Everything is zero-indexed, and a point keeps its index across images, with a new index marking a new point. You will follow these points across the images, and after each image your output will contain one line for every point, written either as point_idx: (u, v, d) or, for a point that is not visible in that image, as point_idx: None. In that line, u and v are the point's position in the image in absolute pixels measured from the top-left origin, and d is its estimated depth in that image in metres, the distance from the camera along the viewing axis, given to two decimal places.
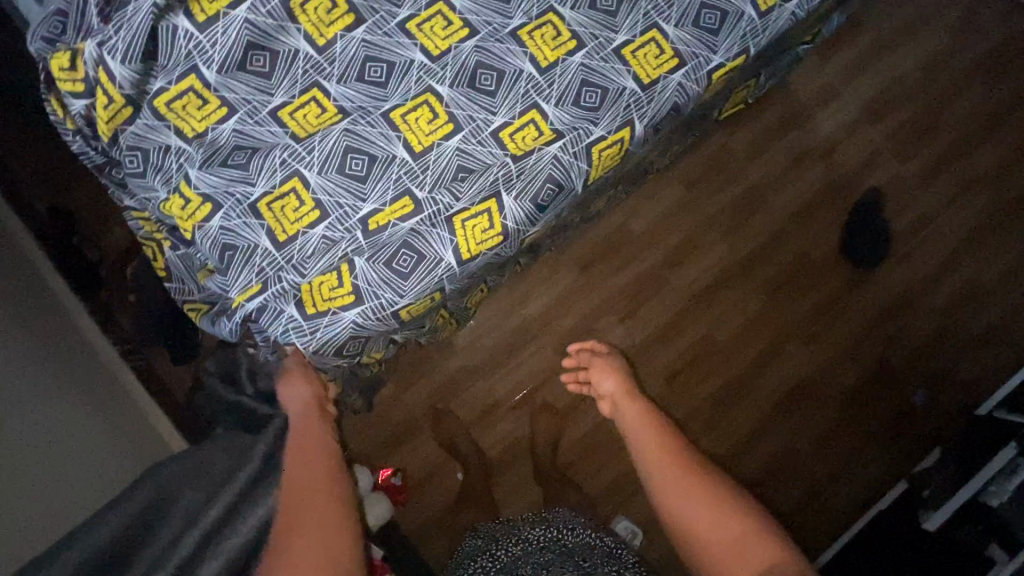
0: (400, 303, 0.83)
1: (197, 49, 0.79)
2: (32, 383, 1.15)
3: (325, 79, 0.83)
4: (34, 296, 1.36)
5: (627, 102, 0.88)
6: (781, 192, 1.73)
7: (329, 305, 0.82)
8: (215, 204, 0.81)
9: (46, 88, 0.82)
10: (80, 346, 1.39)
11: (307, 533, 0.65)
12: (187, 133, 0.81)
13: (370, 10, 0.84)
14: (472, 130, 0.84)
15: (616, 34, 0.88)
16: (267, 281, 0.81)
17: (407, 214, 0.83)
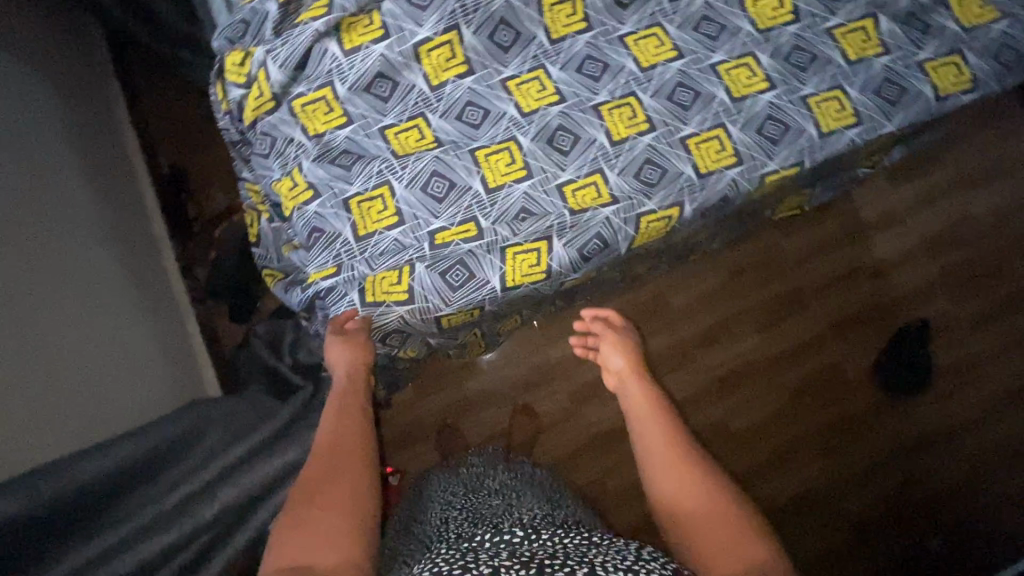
0: (444, 310, 0.94)
1: (338, 69, 0.96)
2: (110, 304, 1.32)
3: (431, 112, 0.99)
4: (134, 234, 1.56)
5: (682, 185, 0.98)
6: (821, 302, 1.76)
7: (386, 298, 0.93)
8: (317, 192, 0.96)
9: (216, 75, 1.01)
10: (161, 286, 1.59)
11: (323, 516, 0.71)
12: (310, 131, 0.98)
13: (481, 65, 0.99)
14: (540, 180, 0.97)
15: (684, 125, 0.99)
16: (342, 265, 0.94)
17: (467, 238, 0.95)
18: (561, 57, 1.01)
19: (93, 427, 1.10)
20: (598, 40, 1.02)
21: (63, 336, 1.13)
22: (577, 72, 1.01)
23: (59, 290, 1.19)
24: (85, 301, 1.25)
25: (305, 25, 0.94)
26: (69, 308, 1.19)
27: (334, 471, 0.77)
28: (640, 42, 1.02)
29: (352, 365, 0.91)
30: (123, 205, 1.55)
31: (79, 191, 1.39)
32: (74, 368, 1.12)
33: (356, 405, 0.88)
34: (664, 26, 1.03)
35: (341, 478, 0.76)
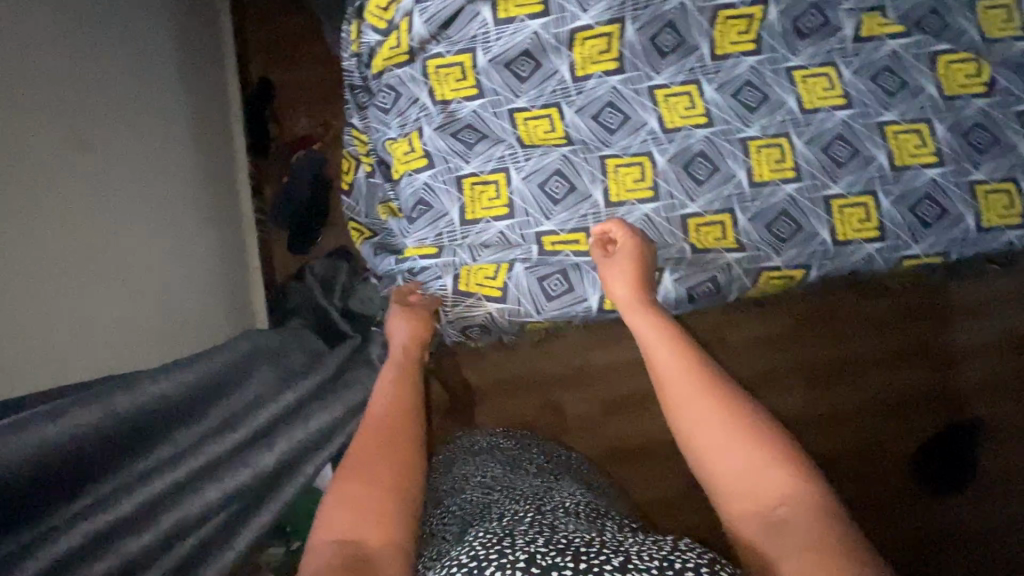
0: (533, 317, 0.90)
1: (483, 36, 0.88)
2: None
3: (567, 104, 0.92)
4: (216, 143, 1.53)
5: (814, 248, 0.91)
6: (894, 373, 1.59)
7: (478, 289, 0.89)
8: (430, 162, 0.91)
9: (353, 12, 0.94)
10: (230, 204, 1.57)
11: (373, 483, 0.68)
12: (437, 95, 0.92)
13: (633, 66, 0.91)
14: (666, 205, 0.90)
15: (832, 183, 0.91)
16: (444, 246, 0.90)
17: (574, 248, 0.90)
18: (719, 77, 0.92)
19: (189, 337, 1.10)
20: (763, 67, 0.93)
21: (165, 238, 1.11)
22: (732, 97, 0.92)
23: (170, 190, 1.15)
24: (185, 204, 1.22)
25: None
26: (174, 209, 1.16)
27: (385, 443, 0.74)
28: (808, 79, 0.93)
29: (409, 339, 0.89)
30: (212, 110, 1.51)
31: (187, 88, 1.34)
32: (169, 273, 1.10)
33: (410, 381, 0.84)
34: (839, 67, 0.93)
35: (393, 451, 0.73)
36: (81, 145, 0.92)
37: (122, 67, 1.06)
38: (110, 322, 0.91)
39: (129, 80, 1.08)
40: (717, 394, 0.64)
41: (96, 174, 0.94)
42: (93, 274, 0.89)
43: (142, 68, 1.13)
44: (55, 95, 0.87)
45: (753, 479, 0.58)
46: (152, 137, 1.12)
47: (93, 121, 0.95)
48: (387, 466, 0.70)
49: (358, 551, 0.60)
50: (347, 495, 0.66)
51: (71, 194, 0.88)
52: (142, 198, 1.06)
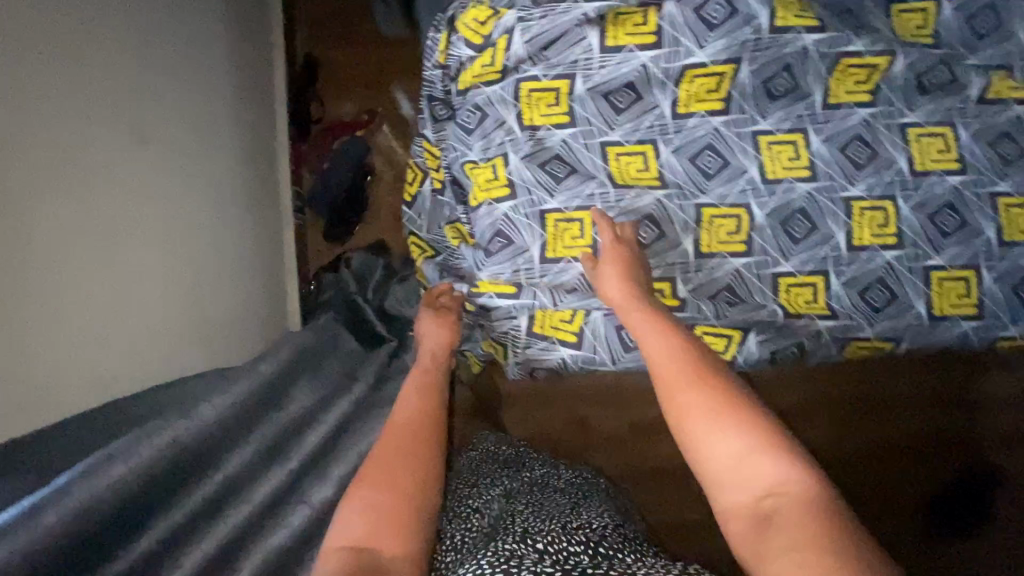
0: (608, 366, 0.86)
1: (585, 62, 0.81)
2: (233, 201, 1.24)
3: (664, 142, 0.85)
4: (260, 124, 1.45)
5: (909, 321, 0.88)
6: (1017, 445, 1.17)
7: (553, 332, 0.87)
8: (513, 193, 0.86)
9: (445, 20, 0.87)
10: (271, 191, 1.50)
11: (387, 482, 0.67)
12: (524, 120, 0.85)
13: (740, 108, 0.84)
14: (758, 262, 0.87)
15: (934, 253, 0.87)
16: (521, 283, 0.86)
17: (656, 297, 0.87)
18: (828, 127, 0.86)
19: (201, 345, 1.07)
20: (876, 120, 0.86)
21: (200, 236, 1.08)
22: (840, 151, 0.86)
23: (205, 183, 1.11)
24: (221, 195, 1.17)
25: (574, 5, 0.79)
26: (209, 203, 1.12)
27: (401, 443, 0.73)
28: (922, 139, 0.87)
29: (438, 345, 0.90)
30: (258, 89, 1.44)
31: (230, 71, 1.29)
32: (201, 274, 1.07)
33: (435, 385, 0.84)
34: (957, 128, 0.86)
35: (412, 453, 0.72)
36: (129, 138, 0.89)
37: (162, 52, 1.01)
38: (137, 333, 0.88)
39: (170, 65, 1.03)
40: (709, 382, 0.62)
41: (141, 169, 0.91)
42: (128, 281, 0.87)
43: (181, 53, 1.08)
44: (99, 88, 0.84)
45: (745, 473, 0.56)
46: (189, 127, 1.07)
47: (138, 112, 0.92)
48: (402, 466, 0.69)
49: (373, 564, 0.58)
50: (360, 491, 0.66)
51: (117, 194, 0.86)
52: (179, 195, 1.02)
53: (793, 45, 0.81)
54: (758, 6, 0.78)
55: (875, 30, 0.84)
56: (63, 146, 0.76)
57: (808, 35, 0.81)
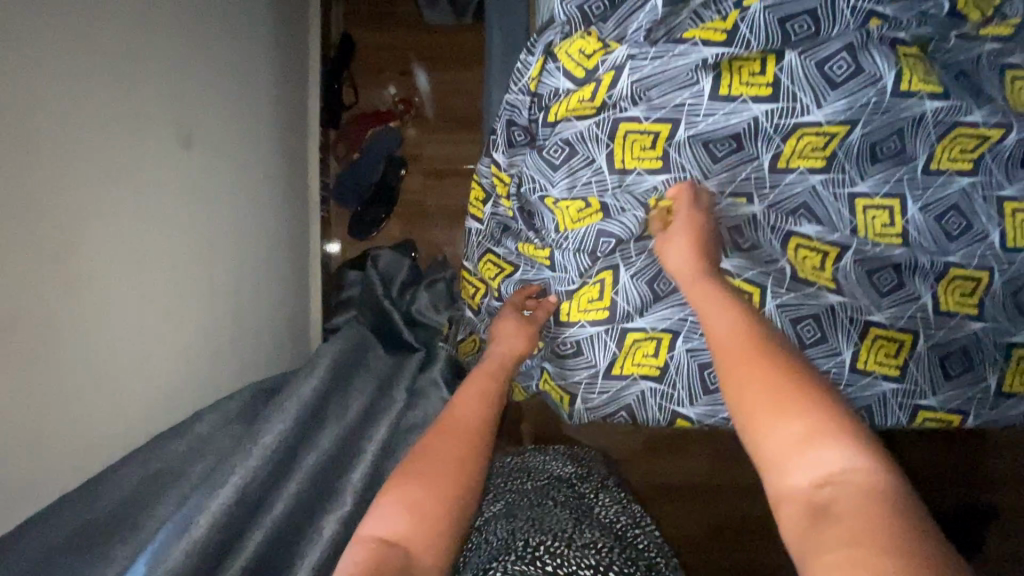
0: (686, 409, 0.81)
1: (691, 107, 0.75)
2: (262, 195, 1.16)
3: (759, 196, 0.80)
4: (291, 108, 1.36)
5: (975, 394, 0.85)
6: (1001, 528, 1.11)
7: (636, 367, 0.81)
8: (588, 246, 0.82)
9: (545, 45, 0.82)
10: (300, 184, 1.42)
11: (432, 465, 0.64)
12: (615, 160, 0.79)
13: (842, 168, 0.80)
14: (848, 305, 0.82)
15: (1015, 331, 0.85)
16: (617, 265, 0.81)
17: None
18: (926, 194, 0.82)
19: (238, 359, 1.01)
20: (975, 190, 0.82)
21: (233, 237, 1.02)
22: (936, 221, 0.82)
23: (236, 180, 1.05)
24: (251, 189, 1.11)
25: (693, 47, 0.73)
26: (239, 201, 1.05)
27: (451, 432, 0.69)
28: (1018, 216, 0.83)
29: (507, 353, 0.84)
30: (291, 71, 1.35)
31: (264, 54, 1.21)
32: (236, 279, 1.02)
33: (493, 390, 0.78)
34: None
35: (459, 446, 0.67)
36: (166, 139, 0.83)
37: (196, 37, 0.94)
38: (175, 349, 0.84)
39: (205, 51, 0.97)
40: (773, 363, 0.57)
41: (178, 170, 0.86)
42: (167, 294, 0.82)
43: (214, 35, 1.00)
44: (139, 84, 0.79)
45: (797, 453, 0.51)
46: (222, 119, 1.01)
47: (176, 107, 0.87)
48: (450, 460, 0.65)
49: (400, 558, 0.54)
50: (411, 470, 0.63)
51: (155, 200, 0.81)
52: (211, 196, 0.96)
53: (911, 111, 0.76)
54: (886, 67, 0.74)
55: (991, 98, 0.80)
56: (107, 151, 0.72)
57: (931, 101, 0.77)
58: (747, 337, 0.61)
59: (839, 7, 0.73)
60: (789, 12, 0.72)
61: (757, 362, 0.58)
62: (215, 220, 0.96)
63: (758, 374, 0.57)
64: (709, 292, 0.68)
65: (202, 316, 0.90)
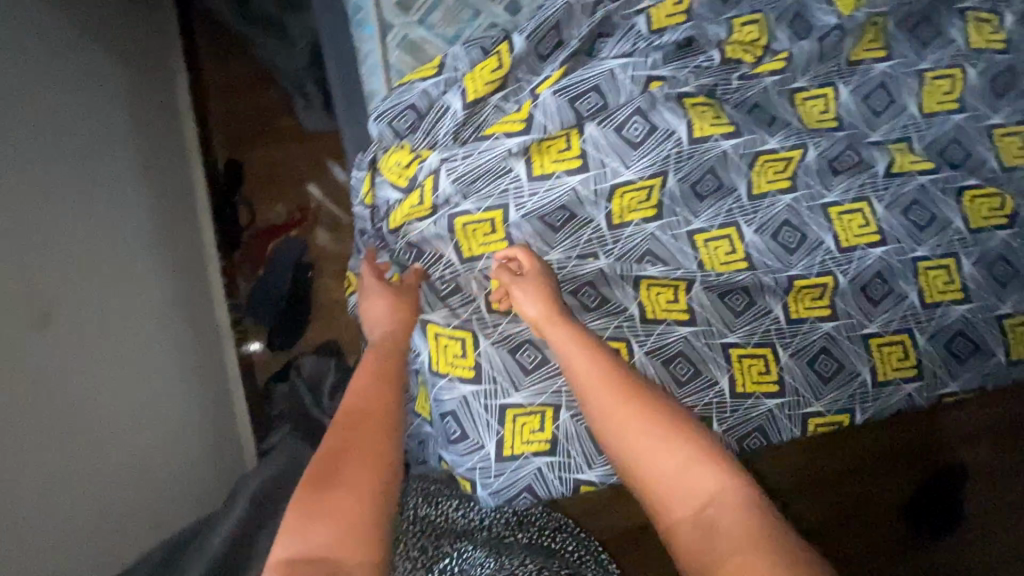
0: (585, 474, 0.82)
1: (515, 190, 0.80)
2: (158, 338, 1.14)
3: (603, 253, 0.85)
4: (183, 241, 1.36)
5: (854, 390, 0.89)
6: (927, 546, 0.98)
7: (528, 445, 0.82)
8: (473, 333, 0.83)
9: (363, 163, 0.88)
10: (207, 310, 1.40)
11: (346, 481, 0.61)
12: (463, 252, 0.83)
13: (672, 211, 0.85)
14: (704, 331, 0.86)
15: (869, 321, 0.90)
16: (476, 329, 0.83)
17: None
18: (757, 217, 0.88)
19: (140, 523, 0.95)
20: (800, 204, 0.89)
21: (131, 390, 1.01)
22: (772, 238, 0.88)
23: (124, 331, 1.04)
24: (146, 334, 1.10)
25: (497, 141, 0.79)
26: (127, 352, 1.03)
27: (352, 435, 0.66)
28: (843, 217, 0.90)
29: (395, 329, 0.80)
30: (175, 206, 1.36)
31: (143, 198, 1.23)
32: (137, 431, 1.00)
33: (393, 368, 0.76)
34: (873, 202, 0.90)
35: (361, 450, 0.65)
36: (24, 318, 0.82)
37: (60, 208, 0.96)
38: (51, 534, 0.79)
39: (68, 217, 0.98)
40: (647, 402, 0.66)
41: (51, 345, 0.86)
42: (41, 481, 0.79)
43: (80, 200, 1.02)
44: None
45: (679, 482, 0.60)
46: (100, 278, 1.01)
47: (41, 282, 0.87)
48: (360, 468, 0.63)
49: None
50: (321, 490, 0.60)
51: (20, 382, 0.79)
52: (89, 358, 0.93)
53: (714, 152, 0.83)
54: (677, 121, 0.80)
55: (786, 122, 0.88)
56: None
57: (726, 140, 0.83)
58: (619, 378, 0.69)
59: (619, 78, 0.80)
60: (576, 92, 0.79)
61: (633, 402, 0.66)
62: (93, 381, 0.93)
63: (635, 414, 0.65)
64: (575, 336, 0.74)
65: (86, 488, 0.86)
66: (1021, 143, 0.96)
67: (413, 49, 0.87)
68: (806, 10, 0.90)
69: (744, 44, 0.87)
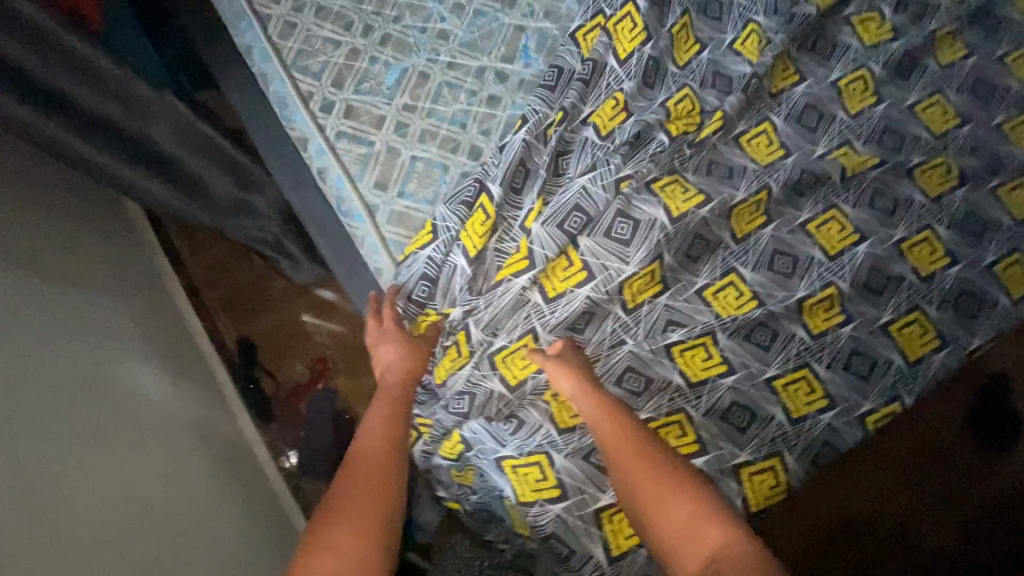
0: None
1: (537, 313, 0.88)
2: (220, 532, 1.06)
3: (631, 337, 0.91)
4: (210, 412, 1.29)
5: (894, 377, 0.95)
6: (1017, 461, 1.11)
7: (630, 538, 0.86)
8: (546, 453, 0.87)
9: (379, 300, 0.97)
10: (246, 463, 1.30)
11: (359, 504, 0.65)
12: (509, 380, 0.88)
13: (676, 280, 0.93)
14: (745, 374, 0.92)
15: (881, 311, 0.97)
16: (548, 450, 0.87)
17: (687, 452, 0.89)
18: (750, 257, 0.96)
19: None
20: (781, 231, 0.97)
21: None
22: (769, 270, 0.96)
23: (182, 544, 0.96)
24: (219, 548, 1.03)
25: (509, 282, 0.88)
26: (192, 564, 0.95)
27: (369, 466, 0.70)
28: (822, 228, 0.98)
29: (408, 370, 0.84)
30: (200, 386, 1.32)
31: (179, 403, 1.21)
32: None
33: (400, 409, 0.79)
34: (841, 207, 1.00)
35: (373, 481, 0.68)
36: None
37: (126, 464, 0.96)
38: None
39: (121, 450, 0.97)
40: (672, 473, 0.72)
41: None
42: None
43: (137, 447, 1.01)
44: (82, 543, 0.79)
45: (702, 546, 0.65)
46: (184, 517, 1.00)
47: (125, 547, 0.85)
48: (373, 492, 0.67)
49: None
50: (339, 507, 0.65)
51: None
52: None
53: (695, 220, 0.92)
54: (655, 209, 0.89)
55: (742, 167, 0.98)
56: None
57: (703, 207, 0.92)
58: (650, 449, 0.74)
59: (593, 190, 0.89)
60: (561, 216, 0.87)
61: (663, 473, 0.72)
62: None
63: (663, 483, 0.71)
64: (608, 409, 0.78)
65: None
66: (942, 110, 1.08)
67: (401, 219, 0.94)
68: (722, 67, 1.01)
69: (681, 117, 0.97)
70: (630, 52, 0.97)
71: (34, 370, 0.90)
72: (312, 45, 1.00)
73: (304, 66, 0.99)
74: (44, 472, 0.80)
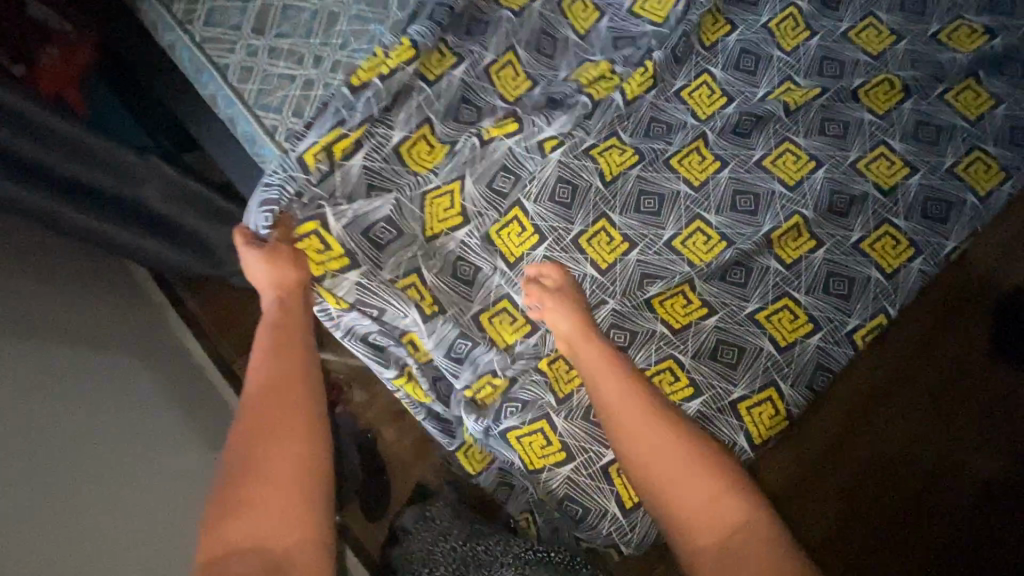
0: None
1: (508, 282, 0.96)
2: None
3: (610, 296, 0.95)
4: None
5: (875, 291, 0.97)
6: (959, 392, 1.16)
7: None
8: (548, 419, 0.90)
9: None
10: None
11: (274, 435, 0.63)
12: (499, 345, 0.95)
13: (642, 237, 0.97)
14: (727, 313, 0.95)
15: (851, 231, 0.99)
16: (549, 415, 0.91)
17: (684, 395, 0.91)
18: (711, 202, 0.99)
19: None
20: (738, 172, 1.01)
21: None
22: (732, 210, 0.99)
23: None
24: None
25: (449, 234, 0.95)
26: None
27: (273, 397, 0.66)
28: (777, 162, 1.01)
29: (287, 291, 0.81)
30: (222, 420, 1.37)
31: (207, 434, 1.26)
32: None
33: (294, 341, 0.75)
34: (793, 139, 1.03)
35: (285, 409, 0.65)
36: None
37: (162, 492, 0.99)
38: None
39: (156, 475, 1.01)
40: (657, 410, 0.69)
41: None
42: None
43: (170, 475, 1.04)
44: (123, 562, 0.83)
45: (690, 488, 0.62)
46: None
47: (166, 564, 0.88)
48: (289, 415, 0.65)
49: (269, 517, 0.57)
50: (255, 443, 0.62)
51: None
52: None
53: (631, 179, 0.99)
54: (591, 173, 0.97)
55: (681, 122, 1.03)
56: None
57: (636, 167, 0.99)
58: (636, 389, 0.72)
59: (519, 153, 0.96)
60: (489, 176, 0.95)
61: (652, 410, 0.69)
62: None
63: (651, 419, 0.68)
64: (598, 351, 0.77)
65: None
66: (877, 32, 1.10)
67: None
68: (621, 29, 1.03)
69: (599, 81, 0.99)
70: (538, 25, 1.02)
71: (74, 412, 0.95)
72: (269, 84, 1.07)
73: (265, 103, 1.06)
74: (86, 509, 0.84)
